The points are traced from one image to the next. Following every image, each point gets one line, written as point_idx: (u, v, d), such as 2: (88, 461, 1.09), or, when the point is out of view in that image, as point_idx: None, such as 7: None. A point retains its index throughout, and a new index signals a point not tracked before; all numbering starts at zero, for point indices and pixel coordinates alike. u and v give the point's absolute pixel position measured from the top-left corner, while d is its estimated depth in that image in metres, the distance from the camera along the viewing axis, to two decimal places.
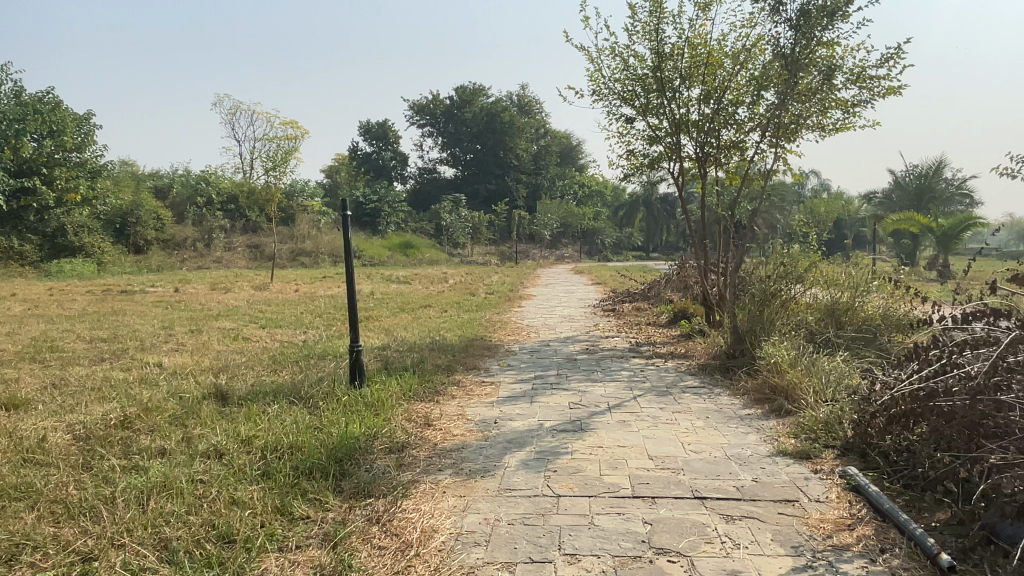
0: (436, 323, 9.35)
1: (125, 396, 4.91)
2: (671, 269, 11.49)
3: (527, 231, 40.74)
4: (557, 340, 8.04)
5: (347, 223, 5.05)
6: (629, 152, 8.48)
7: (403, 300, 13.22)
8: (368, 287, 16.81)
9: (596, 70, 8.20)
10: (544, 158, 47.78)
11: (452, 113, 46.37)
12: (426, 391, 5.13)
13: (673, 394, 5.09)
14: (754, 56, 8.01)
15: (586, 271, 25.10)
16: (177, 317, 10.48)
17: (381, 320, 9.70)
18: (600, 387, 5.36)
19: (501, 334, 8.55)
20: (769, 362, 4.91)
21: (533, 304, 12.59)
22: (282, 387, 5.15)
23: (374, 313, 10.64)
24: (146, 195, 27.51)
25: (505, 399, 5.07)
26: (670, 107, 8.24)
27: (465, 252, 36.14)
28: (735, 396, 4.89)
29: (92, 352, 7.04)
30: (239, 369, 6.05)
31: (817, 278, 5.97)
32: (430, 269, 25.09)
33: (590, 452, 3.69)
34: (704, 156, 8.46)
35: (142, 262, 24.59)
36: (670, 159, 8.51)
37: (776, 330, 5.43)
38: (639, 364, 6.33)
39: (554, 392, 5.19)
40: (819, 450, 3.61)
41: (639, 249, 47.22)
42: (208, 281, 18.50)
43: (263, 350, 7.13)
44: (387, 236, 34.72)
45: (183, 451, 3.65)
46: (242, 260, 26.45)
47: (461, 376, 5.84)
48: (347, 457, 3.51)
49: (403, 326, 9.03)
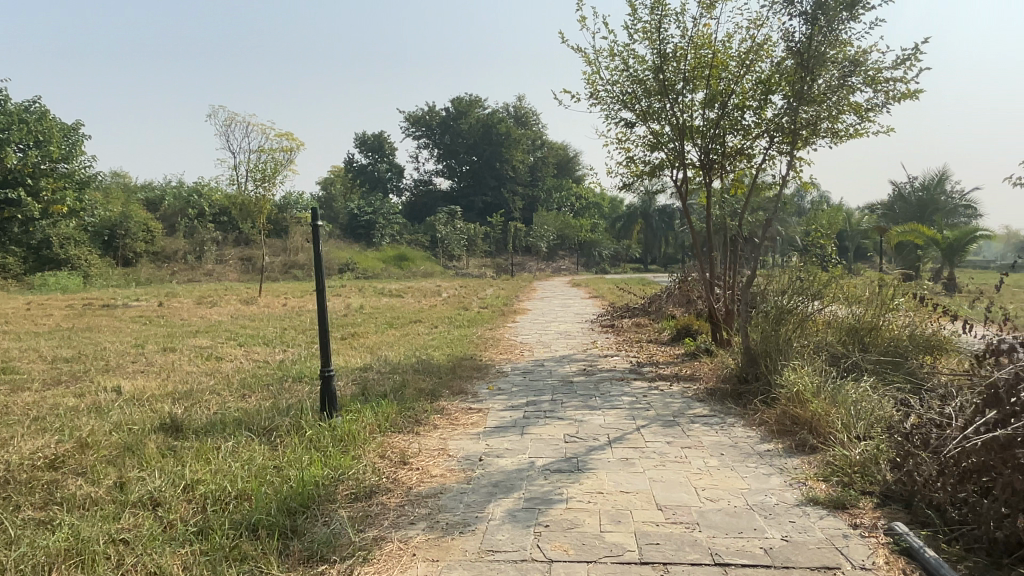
0: (424, 340, 8.83)
1: (66, 428, 4.38)
2: (673, 282, 11.00)
3: (524, 243, 40.27)
4: (552, 360, 7.52)
5: (317, 234, 4.55)
6: (628, 158, 7.98)
7: (393, 315, 12.69)
8: (358, 301, 16.28)
9: (593, 72, 7.68)
10: (541, 170, 47.52)
11: (447, 125, 46.07)
12: (405, 422, 4.59)
13: (680, 424, 4.56)
14: (761, 57, 7.54)
15: (584, 283, 24.65)
16: (153, 333, 9.92)
17: (367, 337, 9.16)
18: (599, 415, 4.83)
19: (493, 353, 8.02)
20: (789, 390, 4.40)
21: (528, 319, 12.06)
22: (244, 417, 4.61)
23: (360, 329, 10.10)
24: (135, 207, 26.99)
25: (493, 430, 4.54)
26: (672, 112, 7.74)
27: (461, 264, 35.71)
28: (750, 428, 4.37)
29: (48, 375, 6.48)
30: (203, 394, 5.52)
31: (838, 293, 5.40)
32: (425, 282, 24.61)
33: (588, 501, 3.16)
34: (709, 163, 7.97)
35: (130, 274, 24.03)
36: (672, 167, 8.03)
37: (795, 353, 4.86)
38: (641, 389, 5.81)
39: (547, 422, 4.65)
40: (855, 499, 3.09)
41: (637, 261, 46.91)
42: (195, 295, 17.95)
43: (235, 372, 6.59)
44: (382, 248, 34.24)
45: (112, 501, 3.13)
46: (233, 273, 25.92)
47: (445, 402, 5.31)
48: (303, 509, 2.98)
49: (389, 343, 8.50)
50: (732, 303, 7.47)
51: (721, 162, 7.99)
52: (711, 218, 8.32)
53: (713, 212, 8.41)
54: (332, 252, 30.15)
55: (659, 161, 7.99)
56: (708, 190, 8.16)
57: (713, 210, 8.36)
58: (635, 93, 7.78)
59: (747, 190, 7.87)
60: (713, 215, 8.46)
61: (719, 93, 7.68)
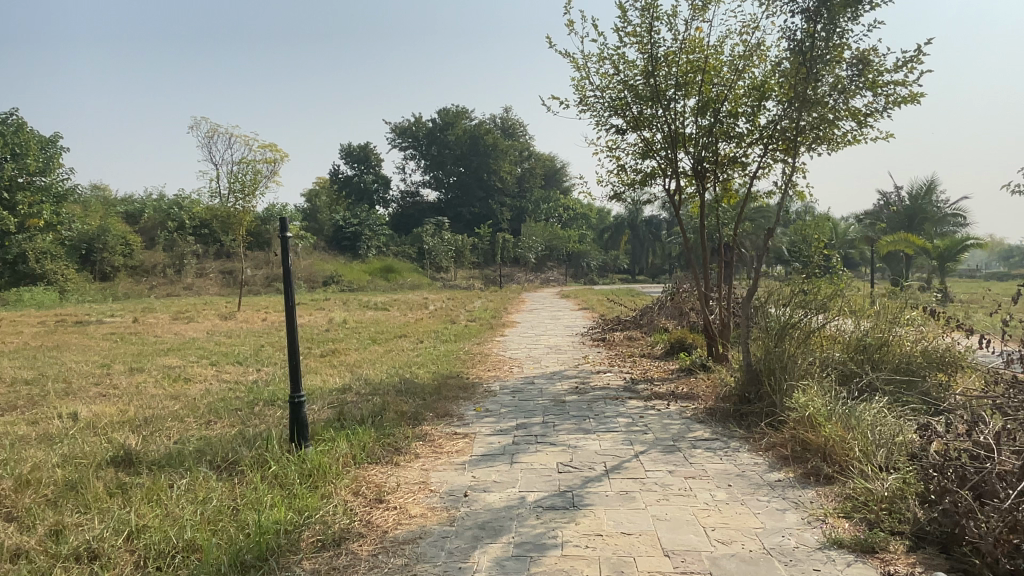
0: (408, 357, 8.44)
1: (7, 462, 3.97)
2: (664, 294, 10.69)
3: (512, 255, 39.98)
4: (542, 377, 7.16)
5: (286, 246, 4.16)
6: (619, 167, 7.66)
7: (377, 329, 12.28)
8: (341, 316, 15.86)
9: (582, 77, 7.34)
10: (528, 181, 47.37)
11: (434, 136, 45.49)
12: (383, 451, 4.22)
13: (681, 449, 4.22)
14: (755, 62, 7.27)
15: (573, 295, 24.44)
16: (123, 352, 9.47)
17: (347, 355, 8.76)
18: (594, 440, 4.47)
19: (480, 370, 7.66)
20: (799, 413, 4.08)
21: (516, 334, 11.71)
22: (206, 448, 4.22)
23: (341, 346, 9.69)
24: (115, 221, 26.43)
25: (479, 459, 4.17)
26: (664, 118, 7.43)
27: (448, 276, 35.34)
28: (757, 454, 4.03)
29: (2, 400, 6.04)
30: (166, 421, 5.10)
31: (844, 307, 5.09)
32: (410, 295, 24.22)
33: (586, 546, 2.80)
34: (702, 172, 7.67)
35: (108, 289, 23.45)
36: (664, 176, 7.71)
37: (801, 372, 4.56)
38: (637, 408, 5.47)
39: (538, 449, 4.29)
40: (884, 541, 2.76)
41: (625, 272, 46.76)
42: (174, 310, 17.44)
43: (205, 395, 6.17)
44: (368, 261, 33.82)
45: (42, 554, 2.75)
46: (214, 287, 25.41)
47: (427, 426, 4.93)
48: (261, 564, 2.61)
49: (372, 361, 8.10)
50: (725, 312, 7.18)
51: (714, 171, 7.69)
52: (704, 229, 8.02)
53: (706, 222, 8.11)
54: (317, 265, 29.70)
55: (650, 170, 7.67)
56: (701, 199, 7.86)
57: (706, 221, 8.06)
58: (625, 99, 7.45)
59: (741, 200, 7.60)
60: (705, 226, 8.17)
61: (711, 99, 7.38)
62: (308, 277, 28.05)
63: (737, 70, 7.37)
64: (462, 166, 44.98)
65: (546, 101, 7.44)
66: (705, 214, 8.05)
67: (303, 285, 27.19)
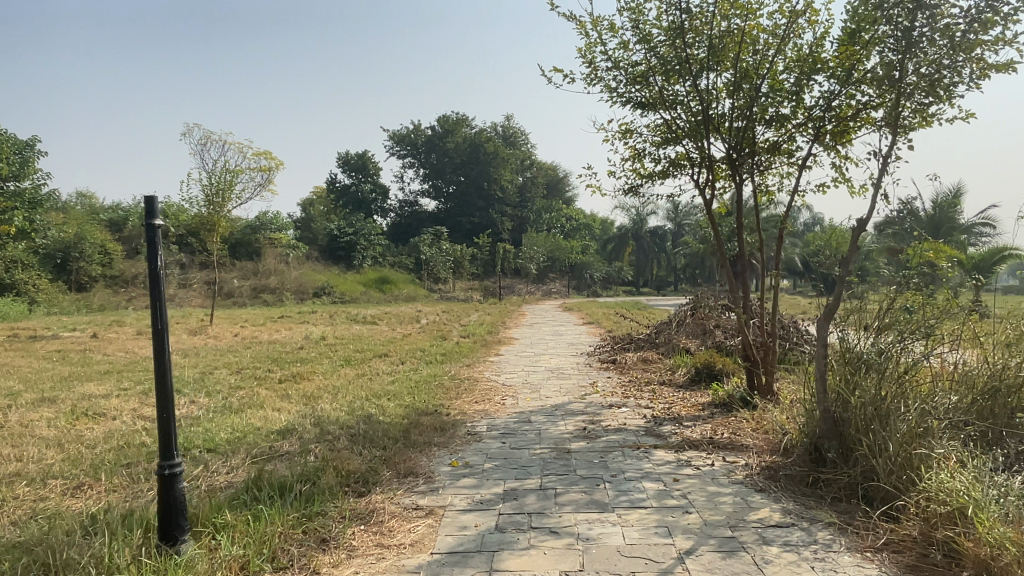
0: (380, 383, 7.02)
1: None
2: (683, 309, 9.25)
3: (512, 265, 38.58)
4: (540, 413, 5.73)
5: (154, 242, 2.72)
6: (635, 156, 6.29)
7: (356, 348, 10.85)
8: (321, 330, 14.49)
9: (594, 43, 5.93)
10: (529, 191, 46.22)
11: (432, 143, 44.18)
12: (298, 550, 2.82)
13: (751, 547, 2.79)
14: (802, 25, 5.91)
15: (576, 308, 23.14)
16: (49, 375, 8.04)
17: (309, 381, 7.32)
18: (616, 525, 3.05)
19: (464, 402, 6.22)
20: (933, 499, 2.70)
21: (513, 353, 10.29)
22: (30, 545, 2.82)
23: (307, 369, 8.28)
24: (93, 228, 25.07)
25: (443, 561, 2.76)
26: (692, 95, 6.06)
27: (446, 288, 33.95)
28: (868, 562, 2.63)
29: None
30: (15, 488, 3.66)
31: (957, 331, 3.69)
32: (405, 307, 22.90)
33: None
34: (740, 162, 6.21)
35: (83, 300, 22.05)
36: (692, 167, 6.31)
37: (909, 429, 3.18)
38: (670, 466, 4.05)
39: (532, 544, 2.87)
40: None
41: (628, 285, 45.46)
42: (144, 324, 16.05)
43: (105, 441, 4.75)
44: (363, 271, 32.48)
45: None
46: (198, 299, 24.10)
47: (378, 497, 3.51)
48: None
49: (335, 391, 6.65)
50: (765, 312, 5.80)
51: (754, 163, 6.26)
52: (739, 240, 6.52)
53: (741, 229, 6.63)
54: (309, 275, 28.36)
55: (676, 159, 6.24)
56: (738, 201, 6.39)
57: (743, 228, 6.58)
58: (645, 72, 6.04)
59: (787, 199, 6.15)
60: (742, 235, 6.68)
61: (746, 72, 6.03)
62: (298, 287, 26.68)
63: (777, 38, 6.04)
64: (461, 175, 43.79)
65: (545, 74, 6.05)
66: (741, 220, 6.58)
67: (291, 296, 25.85)
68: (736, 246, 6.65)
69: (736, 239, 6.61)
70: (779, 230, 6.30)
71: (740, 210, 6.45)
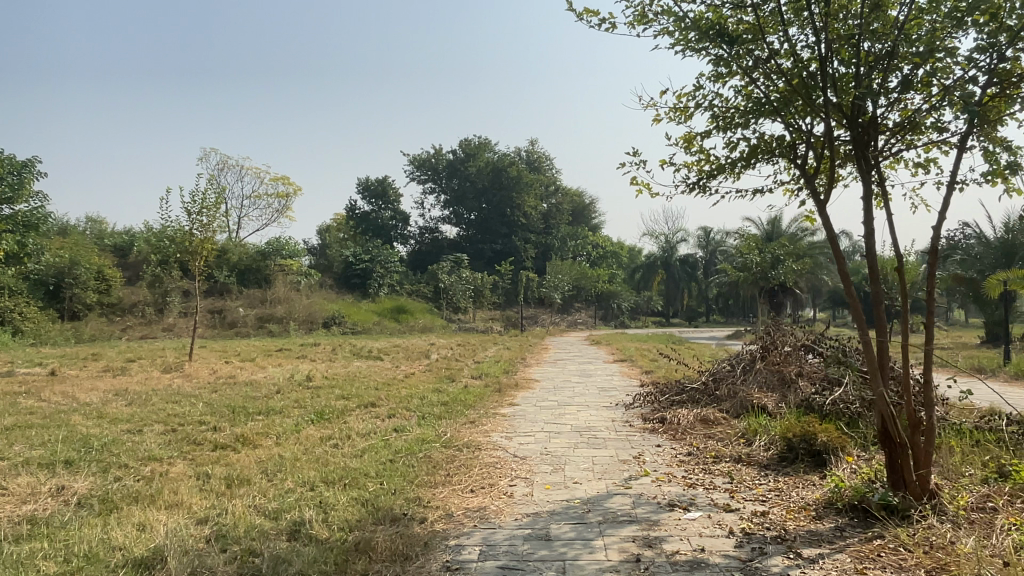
0: (340, 456, 5.05)
1: None
2: (752, 351, 7.19)
3: (536, 295, 36.42)
4: (565, 519, 3.72)
5: None
6: (695, 139, 4.41)
7: (341, 393, 8.95)
8: (310, 367, 12.66)
9: None
10: (554, 217, 44.43)
11: (454, 168, 42.61)
12: None
13: None
14: None
15: (603, 340, 21.20)
16: None
17: (246, 450, 5.38)
18: None
19: (452, 492, 4.21)
20: None
21: (529, 401, 8.31)
22: None
23: (261, 427, 6.38)
24: (92, 252, 23.60)
25: None
26: (789, 46, 4.09)
27: (466, 318, 32.19)
28: None
29: None
30: None
31: None
32: (416, 338, 21.09)
33: None
34: (863, 144, 4.13)
35: (73, 330, 20.50)
36: (788, 156, 4.27)
37: None
38: None
39: None
40: None
41: (658, 315, 43.45)
42: (121, 358, 14.35)
43: None
44: (379, 300, 30.81)
45: None
46: (197, 330, 22.53)
47: None
48: None
49: (272, 470, 4.67)
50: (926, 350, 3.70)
51: (882, 149, 4.19)
52: (874, 276, 3.76)
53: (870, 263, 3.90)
54: (319, 302, 26.71)
55: (762, 141, 4.26)
56: (870, 209, 3.82)
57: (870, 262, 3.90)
58: (720, 6, 4.12)
59: (942, 210, 3.65)
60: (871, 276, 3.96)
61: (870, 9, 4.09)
62: (306, 316, 25.02)
63: None
64: (484, 202, 42.21)
65: (573, 12, 4.26)
66: (873, 248, 3.79)
67: (298, 326, 24.26)
68: (856, 301, 3.72)
69: (850, 289, 3.77)
70: (928, 252, 3.76)
71: (871, 229, 3.82)
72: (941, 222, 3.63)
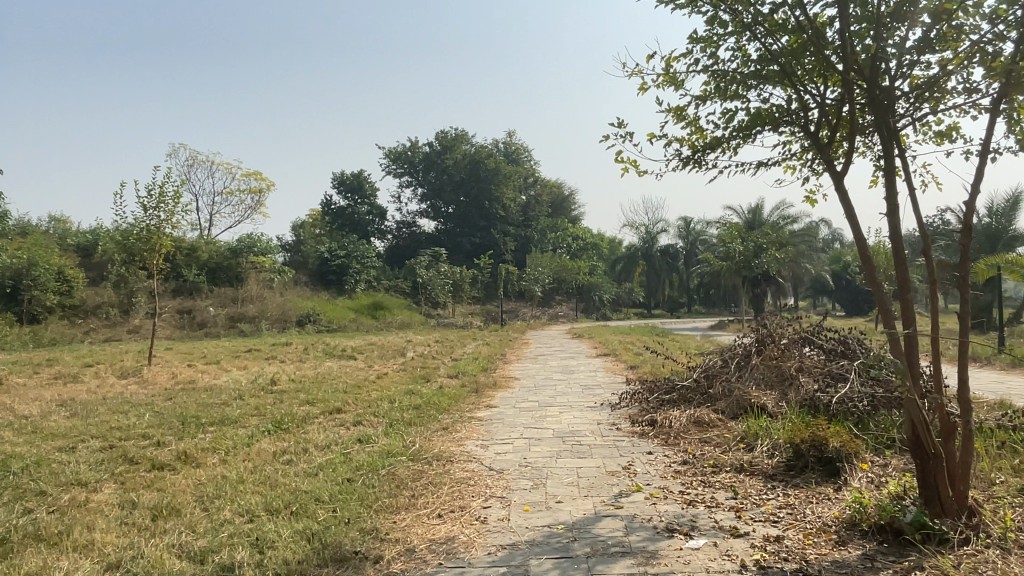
0: (290, 476, 4.43)
1: None
2: (747, 344, 6.65)
3: (516, 288, 35.87)
4: (547, 552, 3.16)
5: None
6: (687, 108, 3.88)
7: (305, 398, 8.32)
8: (277, 369, 11.99)
9: None
10: (533, 209, 43.91)
11: (431, 160, 41.78)
12: None
13: None
14: None
15: (586, 334, 20.76)
16: None
17: (184, 471, 4.73)
18: None
19: (416, 520, 3.62)
20: None
21: (507, 402, 7.74)
22: None
23: (210, 440, 5.75)
24: (52, 252, 22.63)
25: None
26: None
27: (445, 313, 31.55)
28: None
29: None
30: None
31: None
32: (393, 336, 20.41)
33: None
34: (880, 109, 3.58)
35: (32, 333, 19.61)
36: (792, 124, 3.74)
37: None
38: None
39: None
40: None
41: (639, 307, 43.07)
42: (78, 363, 13.58)
43: None
44: (355, 296, 30.06)
45: None
46: (164, 331, 21.70)
47: None
48: None
49: (210, 496, 4.05)
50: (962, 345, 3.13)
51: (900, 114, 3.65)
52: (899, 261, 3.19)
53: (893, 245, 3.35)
54: (292, 300, 25.92)
55: (763, 109, 3.73)
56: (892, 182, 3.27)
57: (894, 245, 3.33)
58: None
59: (976, 182, 3.12)
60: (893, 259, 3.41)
61: None
62: (279, 315, 24.24)
63: None
64: (461, 195, 41.50)
65: None
66: (898, 229, 3.23)
67: (271, 326, 23.50)
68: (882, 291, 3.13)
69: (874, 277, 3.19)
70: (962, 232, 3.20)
71: (894, 207, 3.26)
72: (974, 195, 3.10)
